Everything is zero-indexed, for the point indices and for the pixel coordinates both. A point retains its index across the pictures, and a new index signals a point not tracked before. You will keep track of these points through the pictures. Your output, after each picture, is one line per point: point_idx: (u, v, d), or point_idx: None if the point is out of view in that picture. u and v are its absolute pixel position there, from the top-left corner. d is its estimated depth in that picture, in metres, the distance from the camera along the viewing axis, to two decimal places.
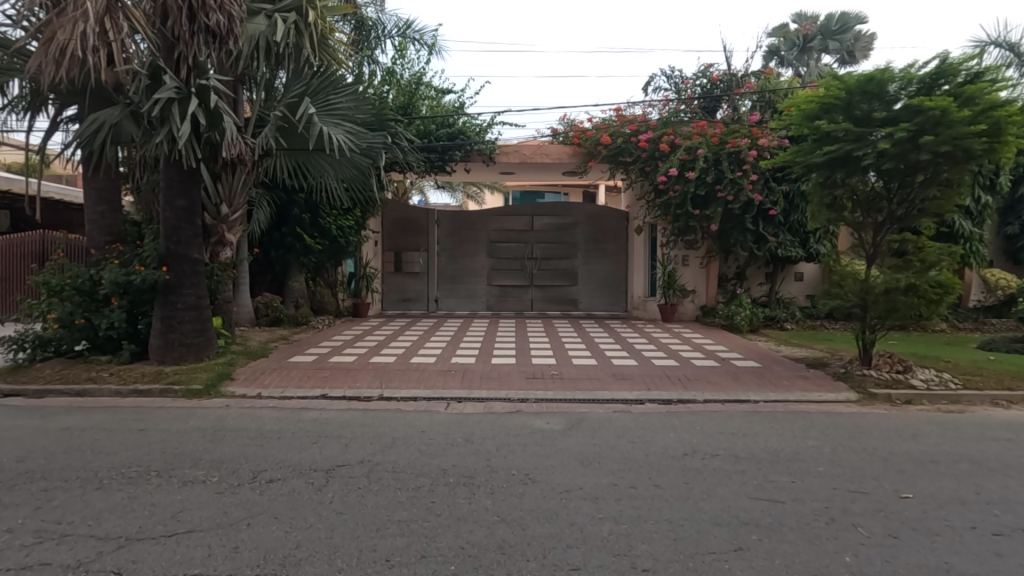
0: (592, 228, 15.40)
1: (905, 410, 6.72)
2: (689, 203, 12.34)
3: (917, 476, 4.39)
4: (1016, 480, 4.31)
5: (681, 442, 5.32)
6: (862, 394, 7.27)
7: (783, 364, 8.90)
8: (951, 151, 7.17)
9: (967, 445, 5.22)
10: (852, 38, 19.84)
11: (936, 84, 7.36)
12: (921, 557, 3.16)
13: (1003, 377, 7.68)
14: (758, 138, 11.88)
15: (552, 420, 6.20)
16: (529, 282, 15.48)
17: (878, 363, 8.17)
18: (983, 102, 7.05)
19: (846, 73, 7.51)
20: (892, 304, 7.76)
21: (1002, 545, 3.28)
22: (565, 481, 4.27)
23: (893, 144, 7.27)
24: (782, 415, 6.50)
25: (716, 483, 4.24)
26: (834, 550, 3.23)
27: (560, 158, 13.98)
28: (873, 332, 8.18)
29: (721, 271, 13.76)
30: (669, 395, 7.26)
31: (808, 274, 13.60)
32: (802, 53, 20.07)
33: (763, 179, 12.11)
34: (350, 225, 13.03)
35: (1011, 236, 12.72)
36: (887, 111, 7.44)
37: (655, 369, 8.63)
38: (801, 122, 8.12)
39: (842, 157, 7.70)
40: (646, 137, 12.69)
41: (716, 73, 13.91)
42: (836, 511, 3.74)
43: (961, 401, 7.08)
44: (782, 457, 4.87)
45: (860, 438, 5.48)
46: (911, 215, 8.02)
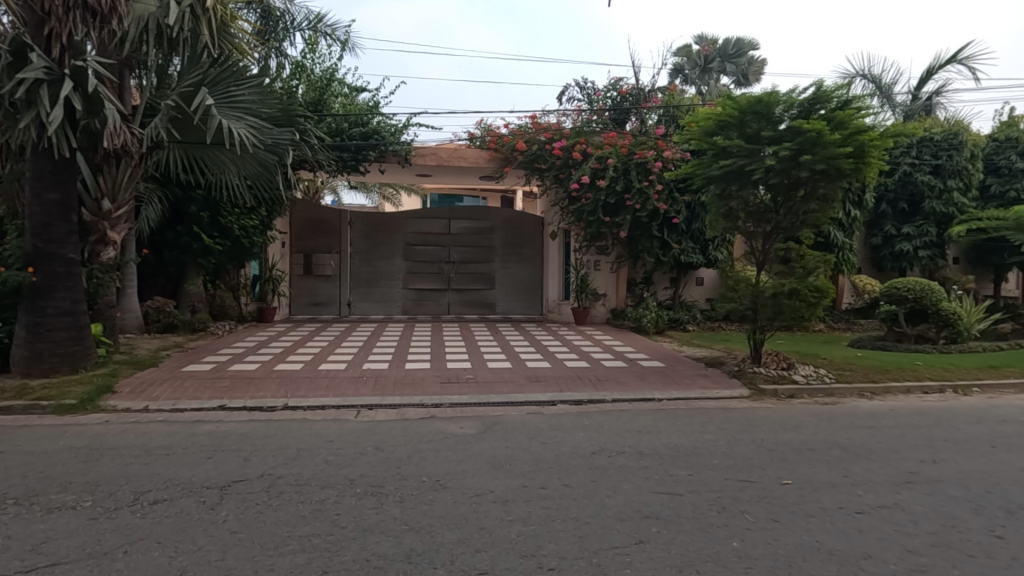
0: (509, 232, 15.56)
1: (788, 403, 7.38)
2: (600, 211, 12.80)
3: (797, 464, 4.83)
4: (876, 463, 4.86)
5: (590, 442, 5.48)
6: (753, 390, 7.91)
7: (685, 364, 9.47)
8: (825, 170, 7.97)
9: (837, 434, 5.82)
10: (746, 62, 21.59)
11: (813, 109, 8.12)
12: (798, 537, 3.47)
13: (869, 371, 8.66)
14: (663, 150, 12.58)
15: (465, 424, 6.19)
16: (446, 285, 15.38)
17: (766, 361, 8.91)
18: (850, 127, 7.90)
19: (739, 94, 8.19)
20: (778, 306, 8.54)
21: (864, 523, 3.67)
22: (476, 485, 4.26)
23: (779, 161, 7.99)
24: (683, 412, 6.89)
25: (621, 480, 4.42)
26: (724, 536, 3.47)
27: (477, 162, 13.95)
28: (763, 332, 8.93)
29: (630, 276, 14.46)
30: (580, 396, 7.49)
31: (707, 279, 14.58)
32: (703, 72, 21.52)
33: (668, 189, 12.76)
34: (255, 224, 12.20)
35: (876, 247, 14.37)
36: (774, 131, 8.15)
37: (568, 371, 8.88)
38: (700, 137, 8.77)
39: (736, 170, 8.41)
40: (560, 146, 13.07)
41: (625, 87, 14.58)
42: (728, 500, 4.03)
43: (835, 394, 7.88)
44: (682, 452, 5.17)
45: (750, 431, 5.94)
46: (794, 226, 8.83)
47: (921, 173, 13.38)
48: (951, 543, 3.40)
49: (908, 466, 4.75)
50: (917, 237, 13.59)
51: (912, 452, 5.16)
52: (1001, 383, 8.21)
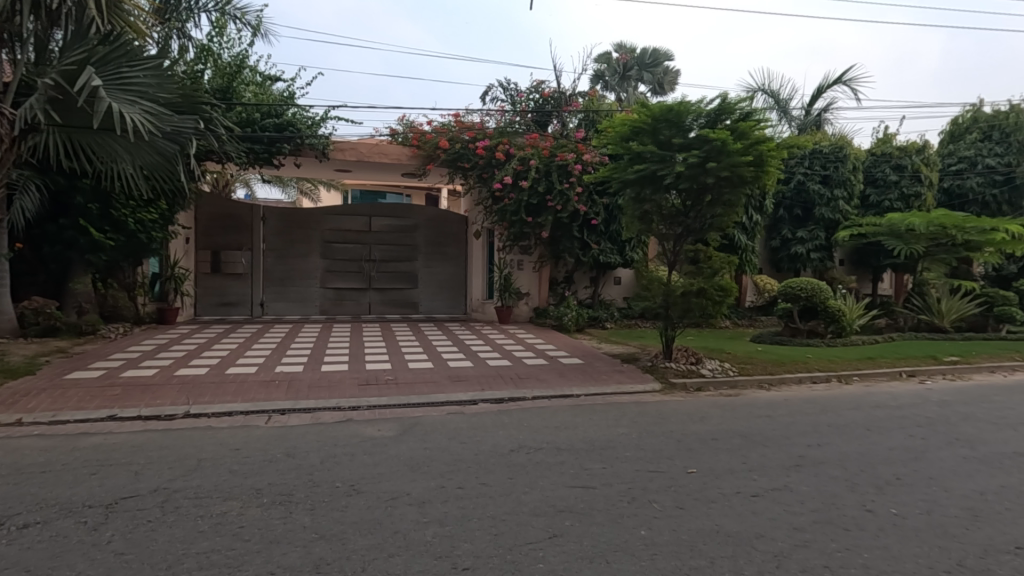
0: (432, 230, 15.36)
1: (696, 396, 7.82)
2: (523, 211, 12.97)
3: (701, 453, 5.14)
4: (770, 449, 5.26)
5: (510, 440, 5.54)
6: (665, 384, 8.34)
7: (602, 360, 9.80)
8: (729, 176, 8.51)
9: (738, 423, 6.24)
10: (661, 72, 22.66)
11: (719, 119, 8.62)
12: (700, 523, 3.68)
13: (767, 364, 9.38)
14: (583, 153, 12.92)
15: (384, 426, 6.06)
16: (367, 284, 14.97)
17: (676, 356, 9.41)
18: (751, 138, 8.46)
19: (652, 102, 8.61)
20: (687, 304, 9.05)
21: (758, 505, 3.96)
22: (392, 488, 4.18)
23: (688, 167, 8.46)
24: (599, 407, 7.12)
25: (538, 476, 4.51)
26: (633, 525, 3.62)
27: (399, 158, 13.89)
28: (674, 330, 9.43)
29: (552, 275, 14.79)
30: (501, 395, 7.54)
31: (625, 278, 15.20)
32: (622, 80, 22.35)
33: (588, 191, 13.12)
34: (154, 218, 11.25)
35: (775, 249, 15.60)
36: (684, 138, 8.62)
37: (490, 370, 8.91)
38: (616, 142, 9.16)
39: (649, 175, 8.84)
40: (483, 145, 13.10)
41: (547, 90, 14.81)
42: (637, 491, 4.21)
43: (737, 386, 8.47)
44: (597, 446, 5.34)
45: (660, 423, 6.25)
46: (702, 229, 9.39)
47: (812, 182, 14.64)
48: (831, 519, 3.75)
49: (797, 451, 5.18)
50: (809, 241, 14.87)
51: (801, 437, 5.63)
52: (875, 372, 9.17)
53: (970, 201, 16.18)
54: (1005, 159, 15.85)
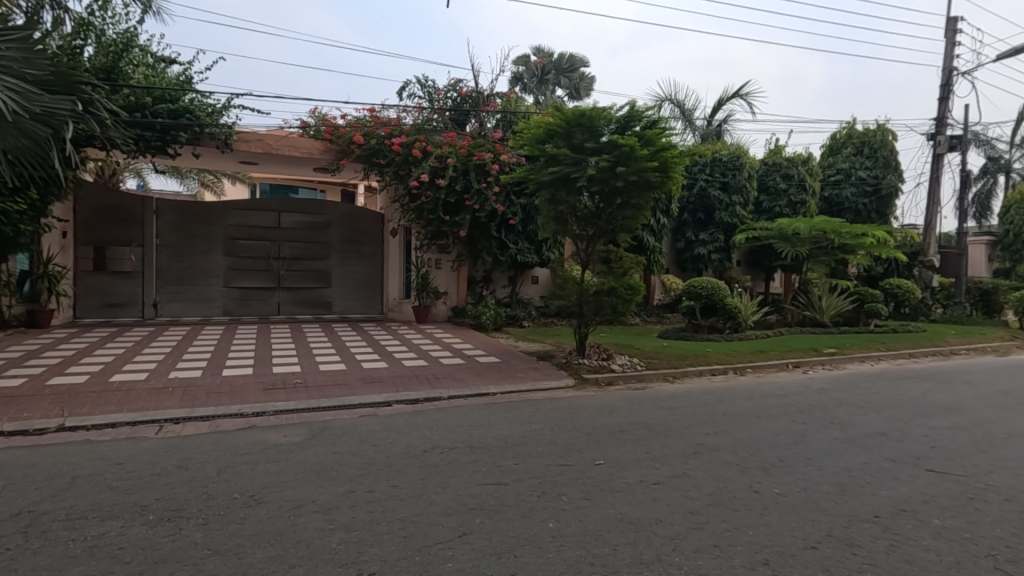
0: (346, 228, 14.84)
1: (606, 390, 8.14)
2: (440, 209, 12.86)
3: (609, 445, 5.36)
4: (671, 439, 5.58)
5: (423, 441, 5.48)
6: (578, 380, 8.62)
7: (518, 358, 9.94)
8: (637, 181, 8.92)
9: (644, 415, 6.57)
10: (578, 77, 23.31)
11: (629, 125, 9.01)
12: (606, 512, 3.84)
13: (672, 358, 9.95)
14: (500, 154, 13.02)
15: (291, 431, 5.78)
16: (276, 284, 14.19)
17: (589, 353, 9.74)
18: (657, 145, 8.88)
19: (565, 107, 8.88)
20: (599, 303, 9.41)
21: (659, 492, 4.19)
22: (296, 497, 4.00)
23: (599, 171, 8.77)
24: (514, 404, 7.22)
25: (451, 475, 4.50)
26: (541, 519, 3.70)
27: (310, 152, 13.24)
28: (587, 327, 9.74)
29: (470, 274, 14.83)
30: (416, 395, 7.44)
31: (542, 277, 15.54)
32: (540, 83, 22.85)
33: (505, 191, 13.24)
34: (21, 210, 9.97)
35: (681, 250, 16.59)
36: (596, 143, 8.94)
37: (406, 370, 8.76)
38: (532, 144, 9.36)
39: (563, 177, 9.11)
40: (399, 142, 12.88)
41: (464, 89, 14.86)
42: (547, 485, 4.31)
43: (644, 379, 8.92)
44: (511, 443, 5.42)
45: (572, 418, 6.45)
46: (613, 230, 9.78)
47: (713, 188, 15.69)
48: (722, 501, 4.04)
49: (696, 439, 5.54)
50: (711, 243, 15.95)
51: (700, 426, 6.03)
52: (766, 364, 10.00)
53: (846, 209, 18.04)
54: (873, 173, 17.83)
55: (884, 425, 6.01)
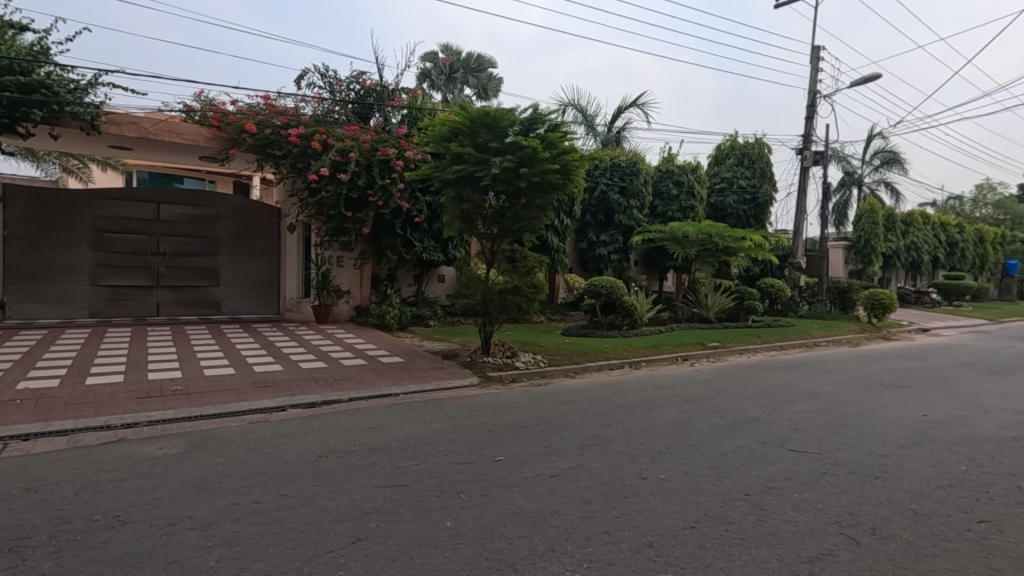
0: (237, 222, 13.83)
1: (509, 388, 8.26)
2: (342, 205, 12.37)
3: (510, 441, 5.44)
4: (570, 432, 5.78)
5: (318, 446, 5.25)
6: (482, 378, 8.68)
7: (423, 357, 9.82)
8: (539, 182, 9.13)
9: (544, 411, 6.74)
10: (486, 78, 23.41)
11: (532, 127, 9.19)
12: (504, 507, 3.89)
13: (573, 355, 10.30)
14: (405, 150, 12.76)
15: (168, 443, 5.30)
16: (154, 282, 12.92)
17: (494, 351, 9.85)
18: (559, 148, 9.10)
19: (470, 106, 8.93)
20: (504, 302, 9.52)
21: (555, 484, 4.32)
22: (170, 514, 3.66)
23: (503, 171, 8.88)
24: (417, 404, 7.12)
25: (347, 480, 4.35)
26: (439, 518, 3.68)
27: (195, 139, 12.20)
28: (492, 326, 9.83)
29: (374, 273, 14.42)
30: (313, 398, 7.10)
31: (448, 276, 15.49)
32: (448, 81, 22.74)
33: (410, 188, 13.01)
34: None
35: (583, 250, 17.24)
36: (500, 143, 9.04)
37: (302, 373, 8.34)
38: (437, 141, 9.31)
39: (467, 176, 9.12)
40: (297, 133, 12.25)
41: (367, 82, 14.45)
42: (447, 484, 4.30)
43: (546, 375, 9.15)
44: (411, 444, 5.34)
45: (475, 416, 6.47)
46: (517, 230, 9.94)
47: (612, 192, 16.47)
48: (614, 489, 4.25)
49: (592, 432, 5.78)
50: (610, 244, 16.73)
51: (597, 419, 6.29)
52: (658, 358, 10.67)
53: (729, 215, 19.69)
54: (752, 182, 19.59)
55: (757, 411, 6.62)
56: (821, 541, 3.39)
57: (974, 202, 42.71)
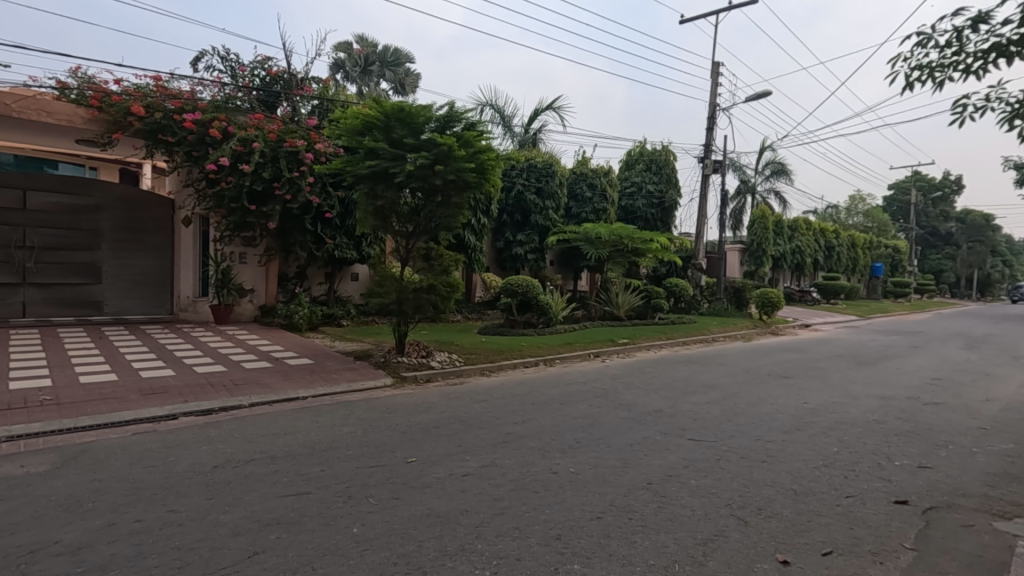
0: (122, 213, 12.59)
1: (424, 388, 8.13)
2: (244, 198, 11.61)
3: (423, 442, 5.36)
4: (484, 430, 5.79)
5: (214, 455, 4.88)
6: (396, 378, 8.48)
7: (333, 359, 9.45)
8: (455, 180, 9.04)
9: (458, 410, 6.71)
10: (403, 72, 22.91)
11: (449, 125, 9.09)
12: (413, 509, 3.82)
13: (489, 353, 10.33)
14: (315, 142, 12.18)
15: (33, 459, 4.71)
16: (20, 280, 11.45)
17: (408, 351, 9.66)
18: (475, 147, 9.06)
19: (384, 99, 8.70)
20: (419, 301, 9.35)
21: (467, 483, 4.31)
22: (31, 540, 3.25)
23: (418, 168, 8.73)
24: (326, 408, 6.83)
25: (245, 491, 4.08)
26: (344, 525, 3.54)
27: (70, 120, 11.04)
28: (407, 325, 9.64)
29: (281, 271, 13.66)
30: (210, 404, 6.61)
31: (362, 274, 15.01)
32: (363, 73, 22.07)
33: (320, 182, 12.46)
34: None
35: (500, 249, 17.39)
36: (415, 139, 8.88)
37: (198, 377, 7.73)
38: (349, 134, 9.00)
39: (381, 171, 8.88)
40: (192, 118, 11.34)
41: (274, 69, 13.69)
42: (355, 489, 4.15)
43: (462, 374, 9.11)
44: (318, 449, 5.11)
45: (387, 417, 6.31)
46: (433, 228, 9.81)
47: (529, 193, 16.73)
48: (525, 484, 4.30)
49: (506, 429, 5.83)
50: (527, 243, 17.00)
51: (510, 416, 6.36)
52: (571, 355, 10.95)
53: (638, 218, 20.65)
54: (659, 187, 20.66)
55: (661, 404, 6.99)
56: (714, 524, 3.63)
57: (848, 210, 47.79)
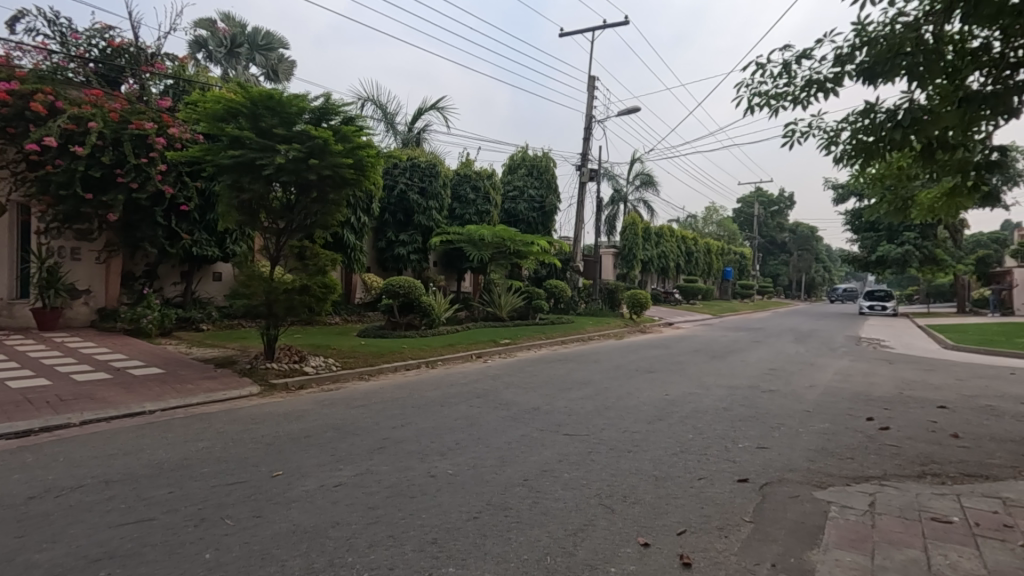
0: None
1: (295, 395, 7.63)
2: (77, 185, 10.09)
3: (292, 453, 5.02)
4: (360, 437, 5.56)
5: (29, 485, 4.16)
6: (263, 387, 7.86)
7: (189, 367, 8.53)
8: (331, 175, 8.56)
9: (333, 417, 6.38)
10: (276, 58, 21.42)
11: (324, 118, 8.62)
12: (277, 526, 3.55)
13: (368, 356, 9.96)
14: (168, 125, 10.85)
15: None
16: None
17: (278, 356, 9.02)
18: (353, 142, 8.64)
19: (250, 84, 8.03)
20: (290, 302, 8.72)
21: (338, 494, 4.10)
22: None
23: (289, 161, 8.16)
24: (178, 422, 6.13)
25: (70, 523, 3.52)
26: (194, 552, 3.19)
27: None
28: (277, 329, 8.97)
29: (126, 269, 12.08)
30: (28, 425, 5.64)
31: (226, 274, 13.76)
32: (230, 55, 20.26)
33: (175, 171, 11.22)
34: None
35: (381, 249, 16.93)
36: (287, 130, 8.30)
37: (12, 393, 6.56)
38: (208, 120, 8.20)
39: (247, 162, 8.18)
40: (7, 89, 9.63)
41: (117, 40, 12.08)
42: (209, 510, 3.76)
43: (338, 379, 8.68)
44: (166, 468, 4.56)
45: (252, 429, 5.83)
46: (306, 225, 9.26)
47: (411, 192, 16.44)
48: (401, 491, 4.19)
49: (383, 434, 5.65)
50: (410, 244, 16.71)
51: (389, 421, 6.18)
52: (453, 356, 10.93)
53: (520, 221, 21.20)
54: (540, 192, 21.38)
55: (538, 401, 7.21)
56: (584, 514, 3.80)
57: (705, 220, 53.06)
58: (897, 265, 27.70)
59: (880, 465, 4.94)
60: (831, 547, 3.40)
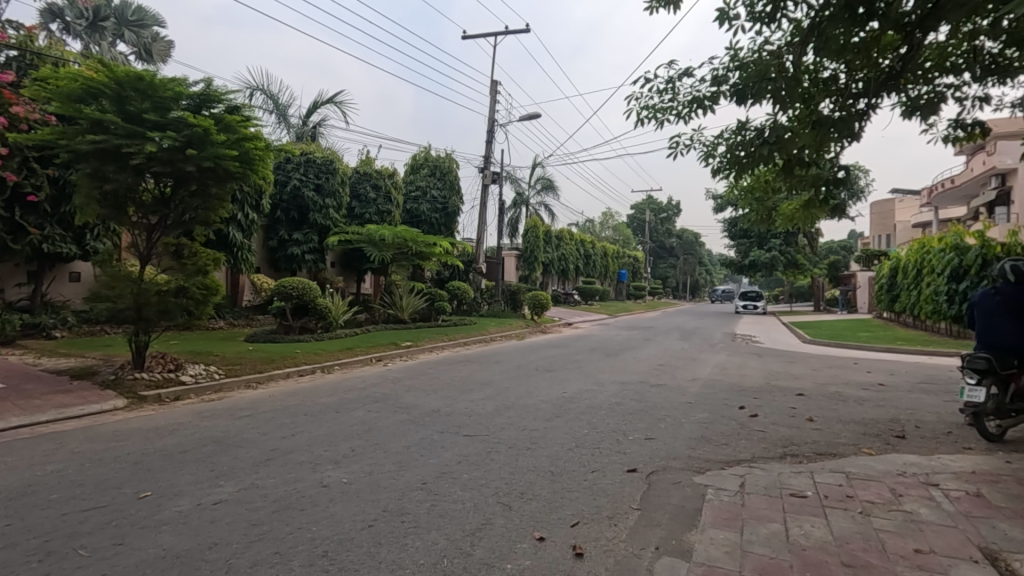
0: None
1: (170, 407, 6.94)
2: None
3: (163, 471, 4.55)
4: (244, 449, 5.18)
5: None
6: (131, 399, 7.06)
7: (37, 380, 7.45)
8: (212, 167, 7.89)
9: (214, 430, 5.88)
10: (149, 37, 19.54)
11: (204, 105, 7.93)
12: (143, 553, 3.21)
13: (256, 363, 9.31)
14: (11, 102, 9.25)
15: None
16: None
17: (150, 365, 8.16)
18: (238, 132, 7.98)
19: (114, 63, 7.19)
20: (164, 306, 7.91)
21: (217, 512, 3.78)
22: None
23: (162, 150, 7.41)
24: (21, 443, 5.34)
25: None
26: None
27: None
28: (147, 335, 8.10)
29: None
30: None
31: (85, 274, 12.24)
32: (92, 28, 18.01)
33: (19, 156, 9.86)
34: None
35: (273, 248, 15.99)
36: (160, 116, 7.52)
37: None
38: (62, 101, 7.24)
39: (110, 150, 7.32)
40: None
41: None
42: (57, 541, 3.31)
43: (221, 389, 8.00)
44: (2, 498, 3.95)
45: (115, 447, 5.22)
46: (184, 221, 8.52)
47: (306, 189, 15.63)
48: (289, 503, 3.96)
49: (270, 445, 5.31)
50: (304, 243, 15.88)
51: (277, 431, 5.82)
52: (351, 361, 10.52)
53: (422, 222, 20.93)
54: (443, 193, 21.24)
55: (438, 404, 7.15)
56: (481, 513, 3.82)
57: (602, 224, 55.57)
58: (766, 268, 30.83)
59: (749, 449, 5.46)
60: (707, 527, 3.70)
